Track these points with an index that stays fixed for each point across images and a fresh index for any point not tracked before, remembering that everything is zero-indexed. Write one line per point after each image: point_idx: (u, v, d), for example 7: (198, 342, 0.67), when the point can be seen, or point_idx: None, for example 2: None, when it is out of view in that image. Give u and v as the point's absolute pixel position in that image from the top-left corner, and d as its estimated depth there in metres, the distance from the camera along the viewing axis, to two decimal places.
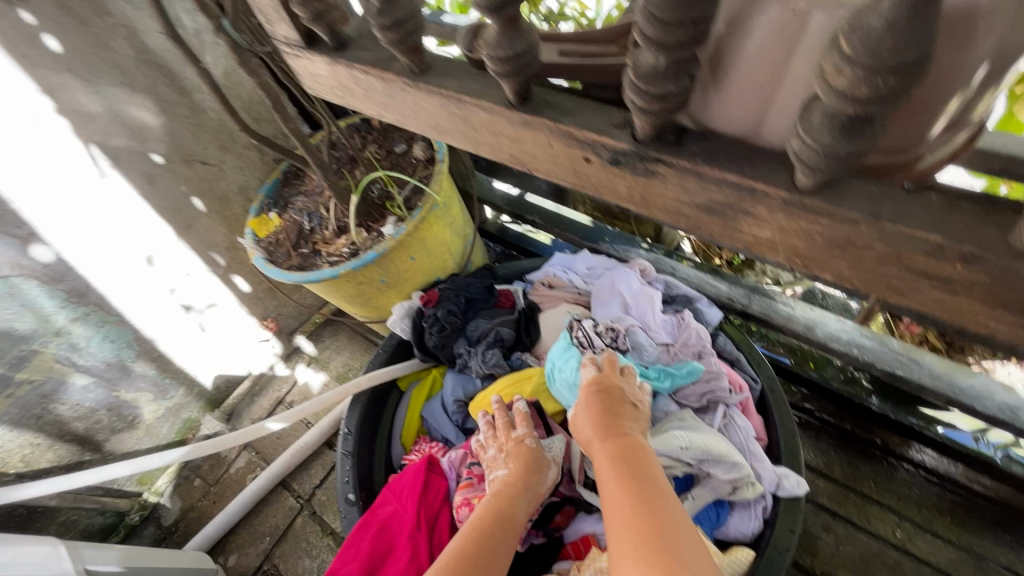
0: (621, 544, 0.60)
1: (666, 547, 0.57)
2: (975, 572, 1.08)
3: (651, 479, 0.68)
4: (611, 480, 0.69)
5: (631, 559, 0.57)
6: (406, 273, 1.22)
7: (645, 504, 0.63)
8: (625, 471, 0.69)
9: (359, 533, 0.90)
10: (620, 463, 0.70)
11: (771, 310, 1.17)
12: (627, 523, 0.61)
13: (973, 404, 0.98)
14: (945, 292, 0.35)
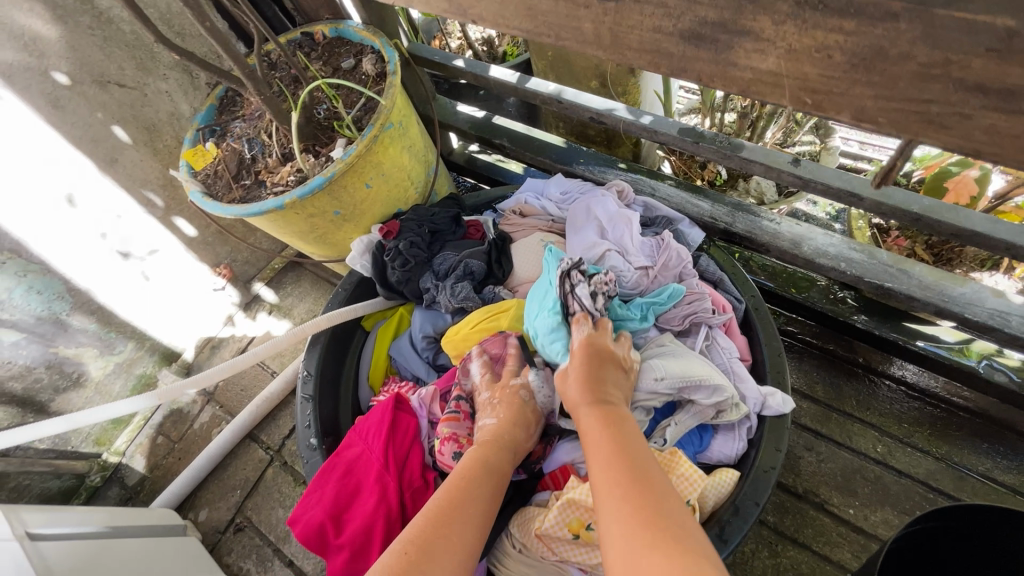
0: (608, 513, 0.54)
1: (657, 513, 0.52)
2: (954, 481, 1.08)
3: (635, 443, 0.63)
4: (595, 448, 0.63)
5: (621, 528, 0.52)
6: (363, 203, 1.11)
7: (631, 468, 0.58)
8: (611, 438, 0.63)
9: (324, 476, 0.83)
10: (605, 430, 0.65)
11: (755, 227, 1.10)
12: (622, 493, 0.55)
13: (962, 312, 0.94)
14: (987, 111, 0.43)
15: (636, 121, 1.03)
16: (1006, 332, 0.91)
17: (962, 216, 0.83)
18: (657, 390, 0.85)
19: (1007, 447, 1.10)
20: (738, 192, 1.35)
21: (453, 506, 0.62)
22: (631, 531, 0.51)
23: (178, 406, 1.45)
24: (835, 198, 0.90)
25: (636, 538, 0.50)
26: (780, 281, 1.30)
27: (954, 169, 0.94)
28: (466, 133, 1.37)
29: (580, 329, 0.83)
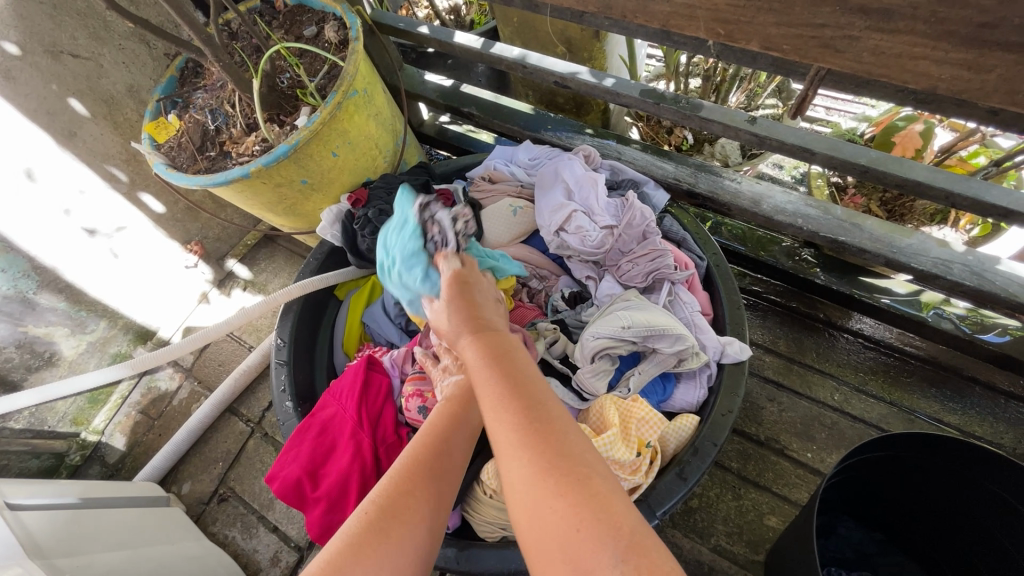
0: (510, 469, 0.49)
1: (562, 457, 0.48)
2: (904, 424, 1.14)
3: (530, 373, 0.58)
4: (485, 386, 0.57)
5: (526, 486, 0.47)
6: (331, 172, 1.11)
7: (528, 407, 0.52)
8: (507, 373, 0.57)
9: (300, 435, 0.86)
10: (498, 367, 0.58)
11: (718, 187, 1.13)
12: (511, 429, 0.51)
13: (909, 261, 0.99)
14: (873, 39, 0.61)
15: (599, 84, 1.05)
16: (949, 279, 0.97)
17: (906, 166, 0.87)
18: (623, 339, 0.89)
19: (953, 390, 1.17)
20: (704, 155, 1.37)
21: (402, 495, 0.53)
22: (538, 491, 0.47)
23: (156, 384, 1.45)
24: (789, 153, 0.93)
25: (544, 497, 0.46)
26: (749, 244, 1.33)
27: (901, 125, 1.03)
28: (435, 102, 1.37)
29: (448, 264, 0.82)
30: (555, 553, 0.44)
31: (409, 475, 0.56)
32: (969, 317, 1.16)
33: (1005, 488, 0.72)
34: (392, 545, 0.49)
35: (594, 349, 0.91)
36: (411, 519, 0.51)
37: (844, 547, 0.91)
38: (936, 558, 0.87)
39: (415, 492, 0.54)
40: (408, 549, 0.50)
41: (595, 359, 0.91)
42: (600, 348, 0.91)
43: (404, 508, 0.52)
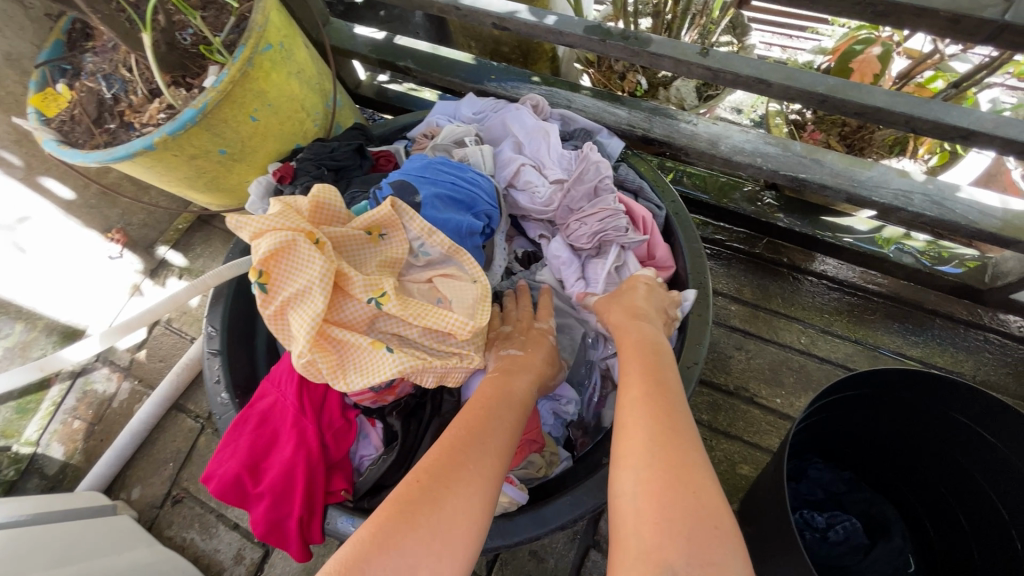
0: (633, 469, 0.55)
1: (684, 470, 0.53)
2: (870, 361, 1.14)
3: (669, 397, 0.63)
4: (634, 389, 0.64)
5: (647, 468, 0.54)
6: (252, 139, 1.01)
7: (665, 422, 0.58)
8: (652, 391, 0.63)
9: (238, 429, 0.79)
10: (647, 377, 0.66)
11: (673, 131, 1.07)
12: (647, 419, 0.59)
13: (869, 194, 0.96)
14: None
15: (540, 23, 0.96)
16: (909, 211, 0.94)
17: (865, 92, 0.82)
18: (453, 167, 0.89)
19: (915, 324, 1.17)
20: (659, 100, 1.31)
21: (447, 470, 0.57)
22: (648, 486, 0.52)
23: (93, 387, 1.34)
24: (744, 86, 0.88)
25: (659, 486, 0.52)
26: (714, 193, 1.28)
27: (858, 48, 0.98)
28: (368, 58, 1.25)
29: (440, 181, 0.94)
30: (653, 520, 0.50)
31: (467, 453, 0.60)
32: (928, 249, 1.16)
33: (972, 417, 0.71)
34: (457, 489, 0.56)
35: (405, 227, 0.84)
36: (472, 471, 0.58)
37: (814, 488, 0.89)
38: (903, 491, 0.87)
39: (480, 450, 0.61)
40: (472, 502, 0.56)
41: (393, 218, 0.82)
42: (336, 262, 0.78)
43: (446, 481, 0.56)
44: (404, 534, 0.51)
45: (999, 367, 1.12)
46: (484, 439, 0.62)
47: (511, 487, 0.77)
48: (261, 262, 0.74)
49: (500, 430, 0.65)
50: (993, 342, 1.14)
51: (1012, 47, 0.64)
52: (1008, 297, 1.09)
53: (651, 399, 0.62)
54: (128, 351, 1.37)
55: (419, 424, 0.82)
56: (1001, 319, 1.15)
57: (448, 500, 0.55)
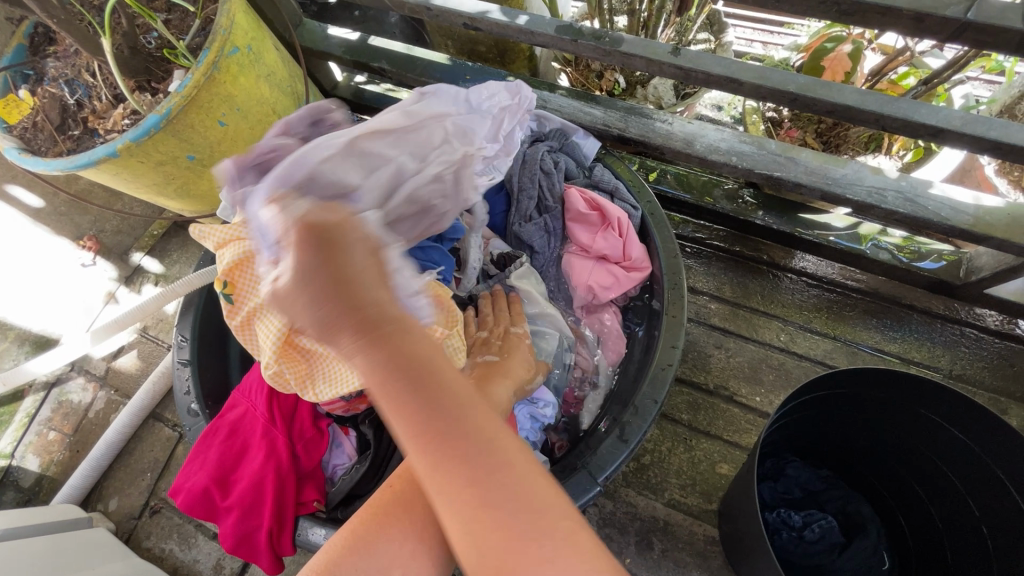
0: (450, 515, 0.43)
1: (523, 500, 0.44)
2: (847, 358, 1.14)
3: (452, 395, 0.43)
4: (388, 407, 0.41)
5: (454, 516, 0.43)
6: (222, 144, 0.99)
7: (473, 438, 0.43)
8: (417, 400, 0.42)
9: (207, 441, 0.78)
10: (378, 375, 0.41)
11: (648, 130, 1.06)
12: (437, 464, 0.42)
13: (843, 192, 0.96)
14: None
15: (512, 23, 0.95)
16: (883, 208, 0.94)
17: (835, 90, 0.82)
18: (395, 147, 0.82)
19: (893, 320, 1.17)
20: (637, 99, 1.30)
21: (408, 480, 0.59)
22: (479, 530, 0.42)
23: (68, 397, 1.32)
24: (716, 85, 0.87)
25: (474, 536, 0.42)
26: (694, 191, 1.28)
27: (830, 46, 0.98)
28: (342, 59, 1.23)
29: None
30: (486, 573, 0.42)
31: None
32: (904, 245, 1.16)
33: (941, 414, 0.71)
34: (428, 493, 0.59)
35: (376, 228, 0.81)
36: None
37: (792, 487, 0.89)
38: (879, 488, 0.87)
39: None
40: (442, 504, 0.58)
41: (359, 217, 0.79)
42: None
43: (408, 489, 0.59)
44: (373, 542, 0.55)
45: (976, 361, 1.12)
46: None
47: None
48: (226, 273, 0.73)
49: None
50: (970, 336, 1.15)
51: (976, 45, 0.64)
52: (983, 292, 1.10)
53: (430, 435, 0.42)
54: (104, 359, 1.35)
55: (390, 433, 0.81)
56: (976, 314, 1.16)
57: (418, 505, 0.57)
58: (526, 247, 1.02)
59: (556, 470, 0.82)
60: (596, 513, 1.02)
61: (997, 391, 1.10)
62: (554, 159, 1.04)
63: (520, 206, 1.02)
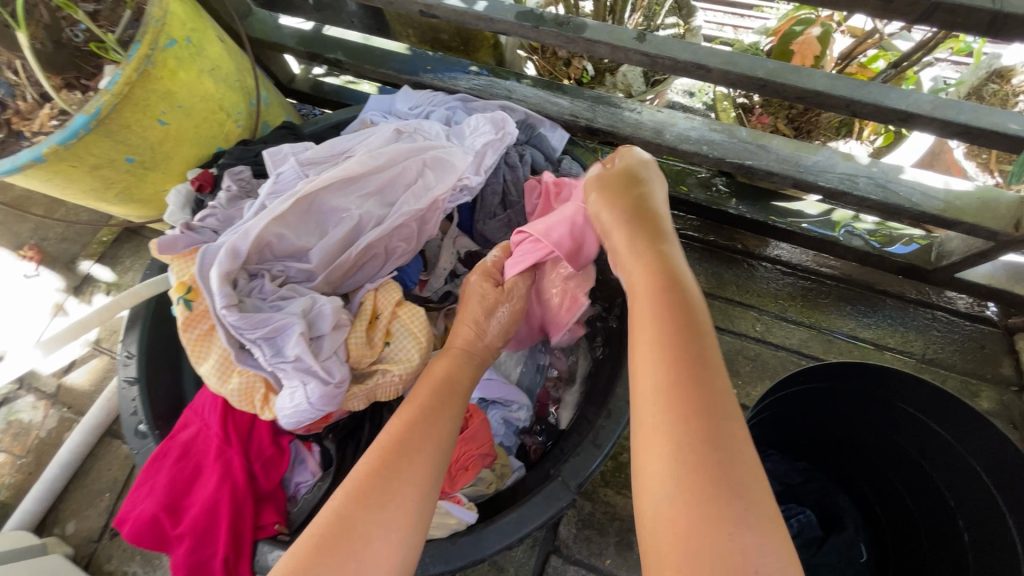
0: (648, 424, 0.49)
1: (705, 426, 0.47)
2: (823, 346, 1.13)
3: (697, 347, 0.52)
4: (650, 357, 0.53)
5: (675, 475, 0.45)
6: (164, 145, 0.93)
7: (683, 364, 0.51)
8: (673, 324, 0.54)
9: (155, 465, 0.72)
10: (664, 325, 0.54)
11: (617, 120, 1.03)
12: (662, 408, 0.49)
13: (815, 180, 0.94)
14: None
15: (469, 9, 0.90)
16: (854, 195, 0.92)
17: (804, 75, 0.79)
18: (379, 154, 0.78)
19: (867, 306, 1.17)
20: (606, 87, 1.26)
21: (396, 460, 0.55)
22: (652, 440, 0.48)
23: (17, 417, 1.24)
24: (683, 72, 0.84)
25: (691, 492, 0.44)
26: (667, 180, 1.25)
27: (799, 30, 0.96)
28: (296, 51, 1.17)
29: None
30: (679, 545, 0.43)
31: (410, 441, 0.57)
32: (876, 232, 1.16)
33: (915, 405, 0.70)
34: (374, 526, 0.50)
35: (356, 228, 0.76)
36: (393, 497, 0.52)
37: (769, 480, 0.87)
38: (856, 478, 0.87)
39: (407, 459, 0.55)
40: (397, 521, 0.51)
41: (340, 221, 0.75)
42: (275, 271, 0.71)
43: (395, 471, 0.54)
44: (348, 538, 0.49)
45: (947, 345, 1.13)
46: (428, 435, 0.58)
47: (459, 509, 0.73)
48: (189, 276, 0.71)
49: (438, 425, 0.60)
50: (941, 319, 1.15)
51: (947, 26, 0.62)
52: (953, 277, 1.10)
53: (677, 381, 0.50)
54: (54, 375, 1.27)
55: (356, 447, 0.76)
56: (947, 297, 1.16)
57: (364, 528, 0.49)
58: (492, 245, 0.99)
59: (530, 479, 0.80)
60: (575, 515, 1.00)
61: (969, 374, 1.10)
62: (519, 152, 1.00)
63: (483, 203, 0.97)
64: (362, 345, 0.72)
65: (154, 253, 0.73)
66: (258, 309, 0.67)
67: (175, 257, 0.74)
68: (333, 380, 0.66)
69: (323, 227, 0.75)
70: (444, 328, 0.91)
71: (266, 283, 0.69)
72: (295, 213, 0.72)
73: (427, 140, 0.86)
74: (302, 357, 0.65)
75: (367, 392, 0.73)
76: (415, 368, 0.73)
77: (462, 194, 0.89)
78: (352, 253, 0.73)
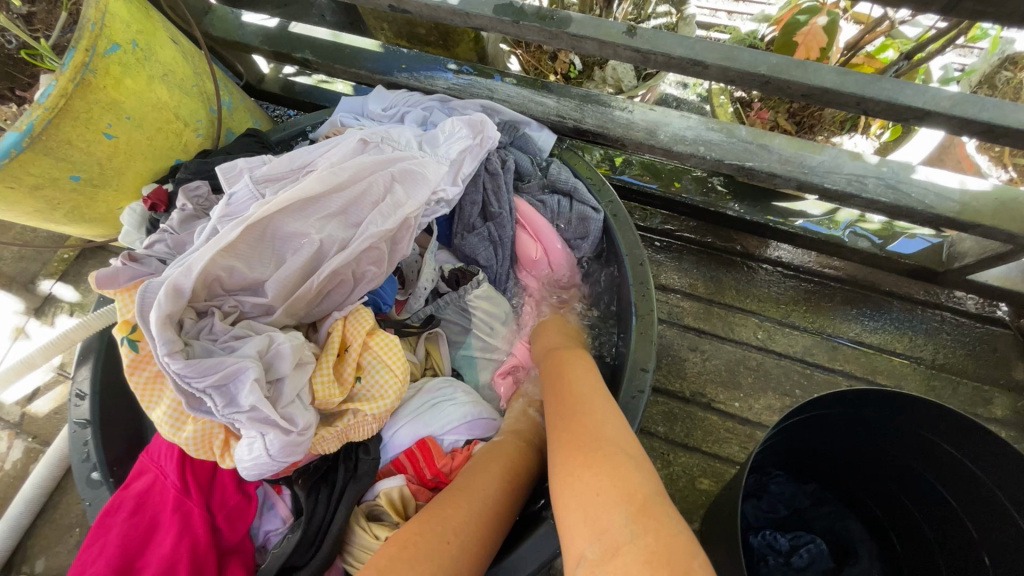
0: (573, 494, 0.54)
1: (619, 474, 0.54)
2: (829, 354, 1.08)
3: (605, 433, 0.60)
4: (566, 439, 0.61)
5: (599, 523, 0.50)
6: (114, 160, 0.85)
7: (578, 420, 0.62)
8: (582, 417, 0.63)
9: (106, 520, 0.66)
10: (580, 418, 0.62)
11: (607, 119, 0.95)
12: (578, 469, 0.56)
13: (821, 181, 0.87)
14: None
15: (443, 3, 0.82)
16: (863, 198, 0.86)
17: (811, 70, 0.72)
18: (341, 169, 0.70)
19: (873, 309, 1.11)
20: (595, 81, 1.19)
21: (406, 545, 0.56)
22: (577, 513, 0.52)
23: None
24: (678, 69, 0.77)
25: (616, 537, 0.48)
26: (662, 180, 1.18)
27: (802, 19, 0.89)
28: (261, 50, 1.09)
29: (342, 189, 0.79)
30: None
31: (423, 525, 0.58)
32: (884, 232, 1.09)
33: (937, 433, 0.65)
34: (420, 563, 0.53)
35: (319, 253, 0.69)
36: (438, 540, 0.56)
37: (777, 505, 0.82)
38: (869, 501, 0.81)
39: (419, 537, 0.56)
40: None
41: (299, 246, 0.68)
42: (227, 307, 0.65)
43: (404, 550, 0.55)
44: None
45: (958, 349, 1.07)
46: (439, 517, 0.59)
47: None
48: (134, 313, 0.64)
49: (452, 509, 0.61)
50: (951, 322, 1.10)
51: (973, 16, 0.55)
52: (964, 278, 1.04)
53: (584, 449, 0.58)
54: (18, 404, 1.20)
55: (329, 494, 0.69)
56: (956, 298, 1.11)
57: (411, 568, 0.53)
58: (473, 261, 0.93)
59: (522, 518, 0.74)
60: None
61: (981, 379, 1.05)
62: (501, 157, 0.94)
63: (462, 213, 0.91)
64: (329, 385, 0.66)
65: (94, 288, 0.66)
66: (208, 352, 0.60)
67: (118, 292, 0.67)
68: (295, 428, 0.61)
69: (281, 254, 0.68)
70: (425, 353, 0.84)
71: (216, 322, 0.62)
72: (247, 241, 0.65)
73: (397, 150, 0.78)
74: (257, 408, 0.57)
75: (338, 435, 0.66)
76: (391, 406, 0.67)
77: (438, 208, 0.83)
78: (315, 282, 0.66)
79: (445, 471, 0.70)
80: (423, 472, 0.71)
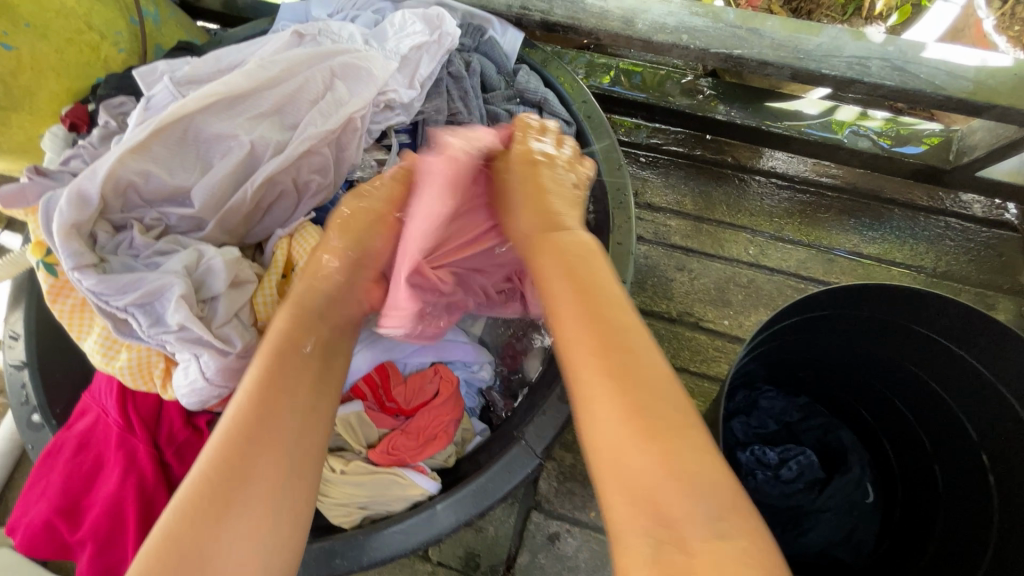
0: (606, 441, 0.43)
1: (686, 454, 0.41)
2: (824, 267, 1.01)
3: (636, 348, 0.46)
4: (590, 359, 0.46)
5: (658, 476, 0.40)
6: (18, 75, 0.73)
7: (623, 362, 0.45)
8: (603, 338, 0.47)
9: (49, 460, 0.62)
10: (598, 336, 0.47)
11: (578, 9, 0.84)
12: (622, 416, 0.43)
13: (818, 68, 0.78)
14: None
15: None
16: (865, 83, 0.77)
17: None
18: (271, 63, 0.62)
19: (872, 218, 1.04)
20: None
21: (243, 455, 0.43)
22: (634, 505, 0.40)
23: None
24: None
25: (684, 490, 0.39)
26: (648, 89, 1.08)
27: None
28: None
29: None
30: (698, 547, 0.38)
31: (265, 429, 0.44)
32: (885, 129, 1.03)
33: (937, 329, 0.60)
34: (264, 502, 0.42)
35: (251, 160, 0.60)
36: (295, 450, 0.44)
37: (766, 420, 0.78)
38: (863, 412, 0.77)
39: (260, 451, 0.43)
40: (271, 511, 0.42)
41: (227, 151, 0.60)
42: (149, 220, 0.57)
43: (246, 465, 0.42)
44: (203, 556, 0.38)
45: (962, 256, 1.01)
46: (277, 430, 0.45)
47: (417, 477, 0.63)
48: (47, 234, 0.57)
49: (290, 410, 0.46)
50: (955, 228, 1.03)
51: None
52: (972, 175, 0.98)
53: (616, 382, 0.44)
54: None
55: None
56: (962, 201, 1.04)
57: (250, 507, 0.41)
58: None
59: (494, 443, 0.69)
60: (556, 468, 0.92)
61: (984, 286, 0.99)
62: (464, 60, 0.82)
63: (425, 123, 0.79)
64: (273, 306, 0.59)
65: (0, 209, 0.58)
66: (128, 269, 0.53)
67: (29, 212, 0.59)
68: (234, 349, 0.54)
69: (206, 161, 0.59)
70: None
71: (136, 236, 0.55)
72: (164, 145, 0.57)
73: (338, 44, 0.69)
74: (186, 326, 0.51)
75: None
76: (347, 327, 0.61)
77: (391, 112, 0.74)
78: (247, 191, 0.59)
79: (405, 397, 0.69)
80: (383, 398, 0.70)
